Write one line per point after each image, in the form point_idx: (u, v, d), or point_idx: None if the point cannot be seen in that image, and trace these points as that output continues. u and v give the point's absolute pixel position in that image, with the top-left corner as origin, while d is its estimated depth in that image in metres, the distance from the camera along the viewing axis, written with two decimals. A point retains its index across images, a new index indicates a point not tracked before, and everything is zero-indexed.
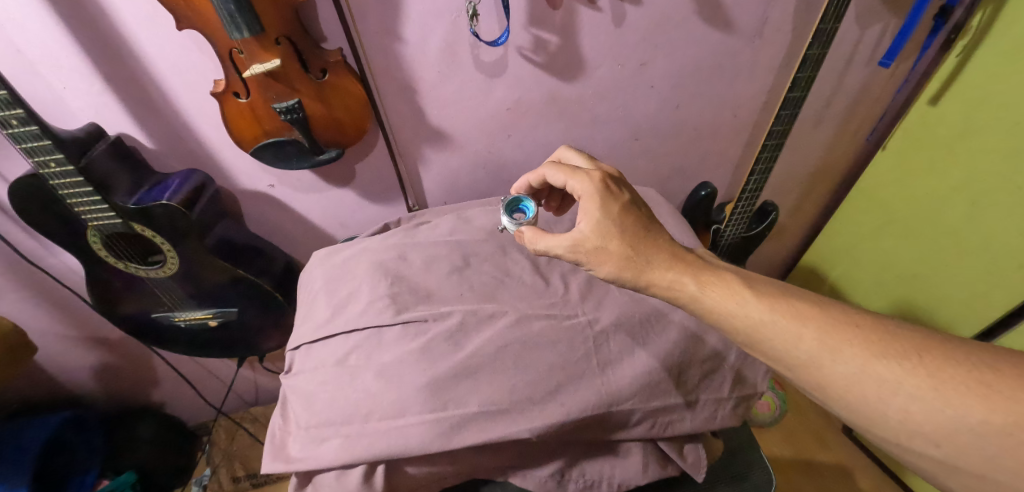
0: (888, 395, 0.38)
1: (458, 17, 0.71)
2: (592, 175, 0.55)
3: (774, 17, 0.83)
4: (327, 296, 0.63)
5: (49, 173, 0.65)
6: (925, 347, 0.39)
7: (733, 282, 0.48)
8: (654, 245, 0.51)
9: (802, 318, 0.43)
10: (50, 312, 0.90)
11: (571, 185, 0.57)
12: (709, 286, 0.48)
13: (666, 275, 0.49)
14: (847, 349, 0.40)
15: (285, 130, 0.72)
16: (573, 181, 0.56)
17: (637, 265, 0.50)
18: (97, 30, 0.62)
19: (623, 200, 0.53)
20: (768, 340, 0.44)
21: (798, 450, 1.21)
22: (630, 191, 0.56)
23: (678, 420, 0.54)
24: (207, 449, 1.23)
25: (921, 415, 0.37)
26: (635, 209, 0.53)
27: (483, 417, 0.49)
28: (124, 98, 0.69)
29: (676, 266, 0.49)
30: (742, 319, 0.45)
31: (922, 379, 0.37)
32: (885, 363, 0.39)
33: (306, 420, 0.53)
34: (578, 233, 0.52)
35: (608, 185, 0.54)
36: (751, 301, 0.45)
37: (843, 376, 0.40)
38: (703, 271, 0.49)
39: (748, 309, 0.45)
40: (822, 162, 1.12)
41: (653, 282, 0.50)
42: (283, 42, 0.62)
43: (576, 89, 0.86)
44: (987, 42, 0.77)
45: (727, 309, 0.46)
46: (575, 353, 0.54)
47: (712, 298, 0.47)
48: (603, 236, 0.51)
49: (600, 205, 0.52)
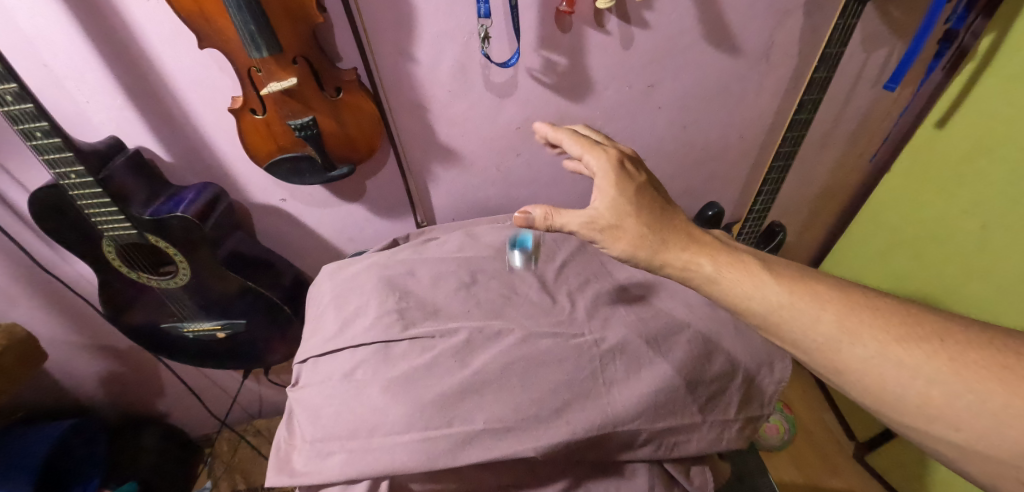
0: (906, 379, 0.38)
1: (469, 39, 0.73)
2: (610, 152, 0.56)
3: (779, 41, 0.84)
4: (335, 311, 0.64)
5: (69, 184, 0.67)
6: (946, 331, 0.39)
7: (750, 263, 0.47)
8: (670, 226, 0.51)
9: (822, 301, 0.43)
10: (61, 320, 0.91)
11: (587, 159, 0.57)
12: (726, 268, 0.47)
13: (681, 255, 0.49)
14: (865, 331, 0.40)
15: (299, 146, 0.74)
16: (590, 156, 0.56)
17: (653, 244, 0.50)
18: (121, 47, 0.64)
19: (639, 180, 0.54)
20: (786, 322, 0.43)
21: (808, 475, 1.18)
22: (647, 172, 0.56)
23: (684, 441, 0.54)
24: (208, 461, 1.24)
25: (940, 398, 0.37)
26: (651, 189, 0.54)
27: (488, 434, 0.49)
28: (144, 113, 0.71)
29: (691, 248, 0.50)
30: (760, 301, 0.45)
31: (943, 362, 0.37)
32: (905, 348, 0.39)
33: (311, 433, 0.53)
34: (593, 209, 0.52)
35: (625, 164, 0.55)
36: (768, 282, 0.45)
37: (860, 359, 0.40)
38: (719, 251, 0.49)
39: (765, 291, 0.45)
40: (829, 183, 1.12)
41: (667, 262, 0.50)
42: (300, 61, 0.64)
43: (584, 110, 0.87)
44: (995, 64, 0.77)
45: (744, 291, 0.46)
46: (581, 372, 0.53)
47: (728, 277, 0.46)
48: (620, 214, 0.51)
49: (617, 182, 0.53)
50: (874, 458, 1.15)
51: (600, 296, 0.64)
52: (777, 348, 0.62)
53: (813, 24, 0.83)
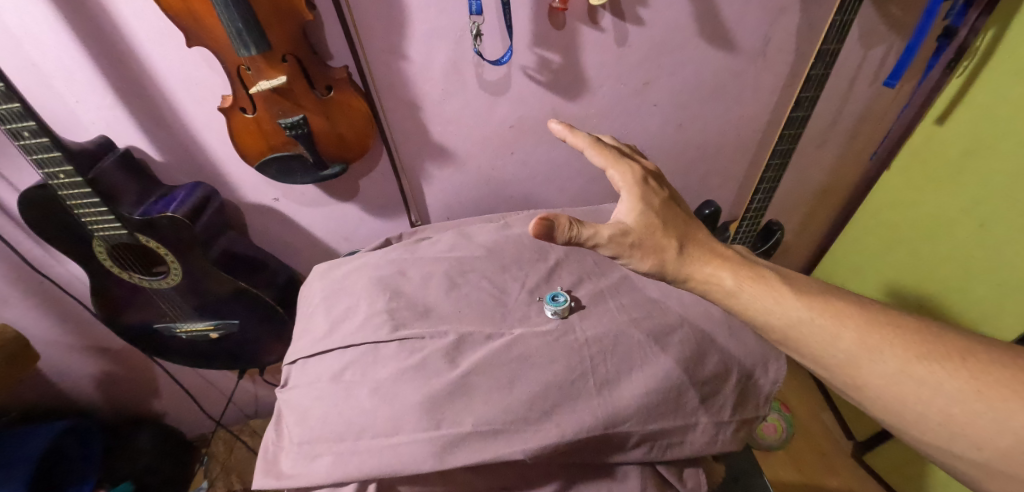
0: (928, 396, 0.38)
1: (462, 36, 0.72)
2: (634, 168, 0.54)
3: (776, 38, 0.83)
4: (325, 311, 0.63)
5: (58, 184, 0.66)
6: (969, 350, 0.39)
7: (770, 277, 0.46)
8: (691, 239, 0.50)
9: (841, 317, 0.43)
10: (54, 321, 0.91)
11: (611, 173, 0.54)
12: (746, 282, 0.46)
13: (704, 268, 0.47)
14: (885, 347, 0.40)
15: (290, 145, 0.73)
16: (615, 170, 0.54)
17: (677, 257, 0.48)
18: (110, 45, 0.63)
19: (662, 196, 0.53)
20: (806, 338, 0.43)
21: (806, 475, 1.18)
22: (669, 189, 0.55)
23: (677, 443, 0.53)
24: (205, 461, 1.24)
25: (963, 417, 0.37)
26: (675, 204, 0.52)
27: (477, 437, 0.48)
28: (134, 113, 0.70)
29: (713, 260, 0.48)
30: (779, 316, 0.44)
31: (965, 381, 0.37)
32: (927, 365, 0.39)
33: (299, 436, 0.52)
34: (621, 223, 0.49)
35: (649, 180, 0.54)
36: (788, 297, 0.45)
37: (880, 375, 0.40)
38: (740, 265, 0.48)
39: (784, 306, 0.44)
40: (828, 181, 1.11)
41: (690, 275, 0.48)
42: (289, 59, 0.63)
43: (579, 108, 0.86)
44: (994, 62, 0.76)
45: (764, 305, 0.45)
46: (572, 374, 0.52)
47: (749, 292, 0.46)
48: (648, 228, 0.49)
49: (641, 196, 0.51)
50: (871, 458, 1.14)
51: (593, 296, 0.63)
52: (773, 349, 0.61)
53: (809, 21, 0.82)
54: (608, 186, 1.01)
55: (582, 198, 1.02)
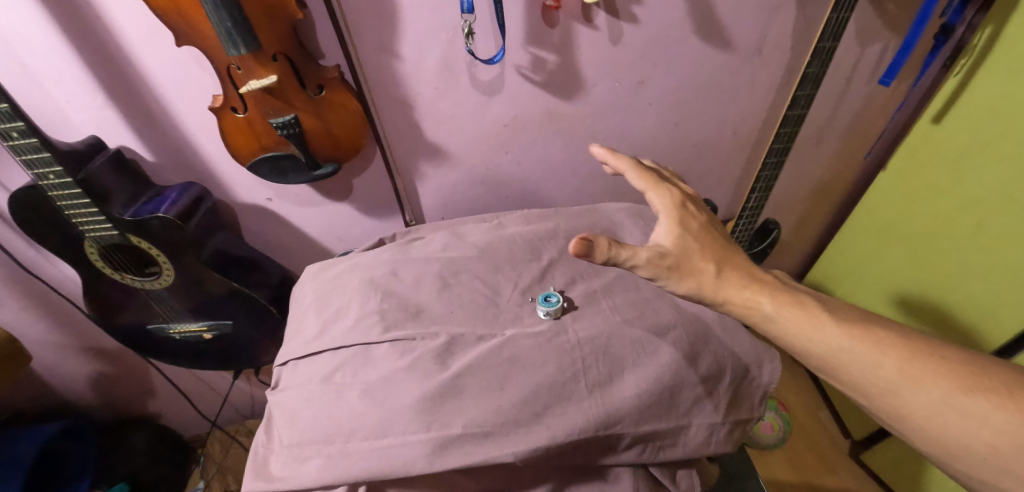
0: (974, 430, 0.38)
1: (454, 35, 0.72)
2: (674, 192, 0.53)
3: (772, 35, 0.83)
4: (317, 312, 0.63)
5: (48, 184, 0.66)
6: (1019, 384, 0.39)
7: (810, 304, 0.47)
8: (730, 263, 0.49)
9: (883, 346, 0.43)
10: (48, 322, 0.91)
11: (650, 195, 0.53)
12: (785, 308, 0.46)
13: (741, 292, 0.47)
14: (930, 379, 0.41)
15: (282, 145, 0.72)
16: (655, 192, 0.53)
17: (714, 280, 0.48)
18: (99, 45, 0.63)
19: (701, 220, 0.52)
20: (848, 366, 0.43)
21: (803, 475, 1.17)
22: (708, 214, 0.54)
23: (670, 445, 0.53)
24: (201, 461, 1.24)
25: (1012, 453, 0.37)
26: (714, 229, 0.51)
27: (467, 439, 0.48)
28: (125, 113, 0.70)
29: (751, 285, 0.48)
30: (821, 344, 0.44)
31: (1014, 415, 0.38)
32: (974, 398, 0.39)
33: (289, 438, 0.52)
34: (658, 245, 0.48)
35: (688, 204, 0.53)
36: (830, 325, 0.45)
37: (923, 407, 0.40)
38: (779, 290, 0.48)
39: (826, 333, 0.44)
40: (825, 179, 1.11)
41: (728, 299, 0.48)
42: (280, 59, 0.62)
43: (573, 107, 0.85)
44: (991, 60, 0.76)
45: (805, 332, 0.45)
46: (563, 375, 0.52)
47: (788, 318, 0.46)
48: (685, 252, 0.48)
49: (679, 220, 0.50)
50: (869, 457, 1.14)
51: (586, 297, 0.63)
52: (767, 350, 0.61)
53: (806, 19, 0.81)
54: (604, 185, 1.01)
55: (577, 197, 1.02)
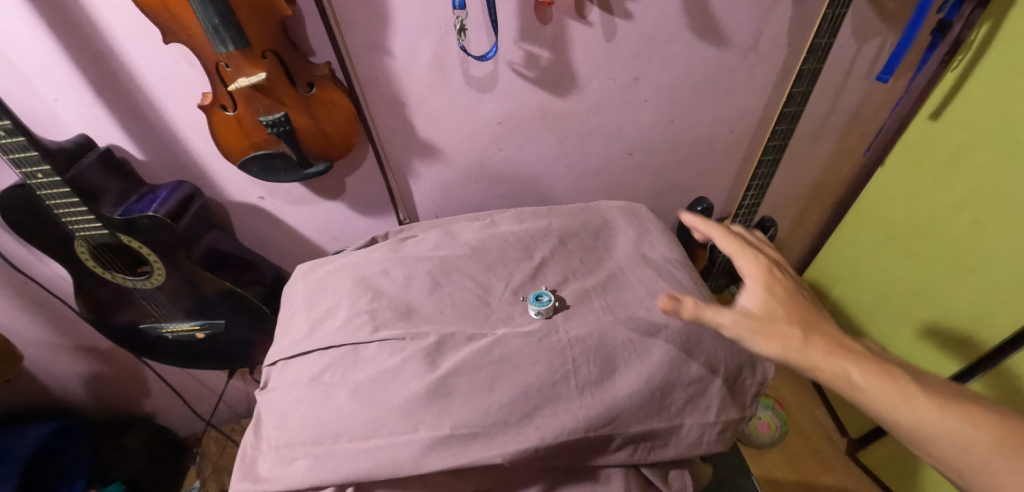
0: None
1: (446, 31, 0.71)
2: (761, 257, 0.50)
3: (768, 32, 0.82)
4: (307, 311, 0.63)
5: (36, 183, 0.65)
6: None
7: (902, 376, 0.42)
8: (816, 327, 0.45)
9: (983, 425, 0.39)
10: (40, 321, 0.90)
11: (736, 259, 0.50)
12: (875, 378, 0.41)
13: (830, 359, 0.42)
14: None
15: (273, 143, 0.72)
16: (740, 256, 0.50)
17: (804, 347, 0.43)
18: (87, 42, 0.62)
19: (787, 284, 0.48)
20: (944, 446, 0.39)
21: (800, 473, 1.16)
22: (796, 280, 0.50)
23: (662, 445, 0.53)
24: (197, 460, 1.24)
25: None
26: (804, 298, 0.48)
27: (455, 440, 0.47)
28: (114, 111, 0.69)
29: (841, 352, 0.43)
30: (917, 421, 0.40)
31: None
32: None
33: (276, 439, 0.51)
34: (744, 309, 0.45)
35: (775, 270, 0.49)
36: (927, 401, 0.40)
37: None
38: (869, 359, 0.43)
39: (923, 411, 0.40)
40: (822, 177, 1.10)
41: (815, 366, 0.42)
42: (269, 56, 0.62)
43: (567, 104, 0.85)
44: (988, 57, 0.75)
45: (899, 408, 0.40)
46: (553, 375, 0.52)
47: (881, 390, 0.40)
48: (772, 316, 0.45)
49: (766, 286, 0.47)
50: (867, 455, 1.15)
51: (578, 296, 0.62)
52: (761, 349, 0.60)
53: (802, 15, 0.81)
54: (599, 183, 1.00)
55: (573, 195, 1.01)
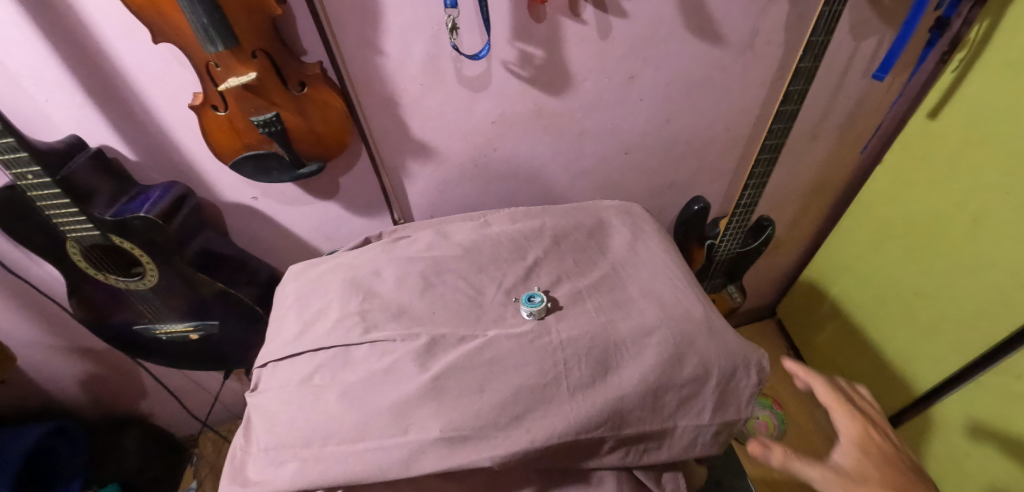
0: None
1: (439, 30, 0.70)
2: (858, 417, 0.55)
3: (765, 30, 0.81)
4: (298, 312, 0.62)
5: (27, 184, 0.65)
6: None
7: None
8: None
9: None
10: (34, 322, 0.90)
11: (834, 417, 0.55)
12: None
13: None
14: None
15: (265, 143, 0.71)
16: (838, 414, 0.55)
17: None
18: (77, 43, 0.62)
19: (888, 450, 0.51)
20: None
21: (799, 473, 1.16)
22: (900, 446, 0.53)
23: (654, 448, 0.52)
24: (195, 461, 1.25)
25: None
26: (907, 467, 0.50)
27: (444, 444, 0.47)
28: (105, 111, 0.69)
29: None
30: None
31: None
32: None
33: (265, 441, 0.51)
34: (837, 465, 0.50)
35: (874, 433, 0.53)
36: None
37: None
38: None
39: None
40: (820, 176, 1.09)
41: None
42: (259, 55, 0.61)
43: (562, 103, 0.84)
44: (988, 54, 0.74)
45: None
46: (544, 377, 0.51)
47: None
48: (866, 479, 0.49)
49: (862, 447, 0.52)
50: None
51: (572, 296, 0.62)
52: (754, 349, 0.59)
53: (799, 12, 0.80)
54: (595, 182, 1.00)
55: (569, 194, 1.01)
